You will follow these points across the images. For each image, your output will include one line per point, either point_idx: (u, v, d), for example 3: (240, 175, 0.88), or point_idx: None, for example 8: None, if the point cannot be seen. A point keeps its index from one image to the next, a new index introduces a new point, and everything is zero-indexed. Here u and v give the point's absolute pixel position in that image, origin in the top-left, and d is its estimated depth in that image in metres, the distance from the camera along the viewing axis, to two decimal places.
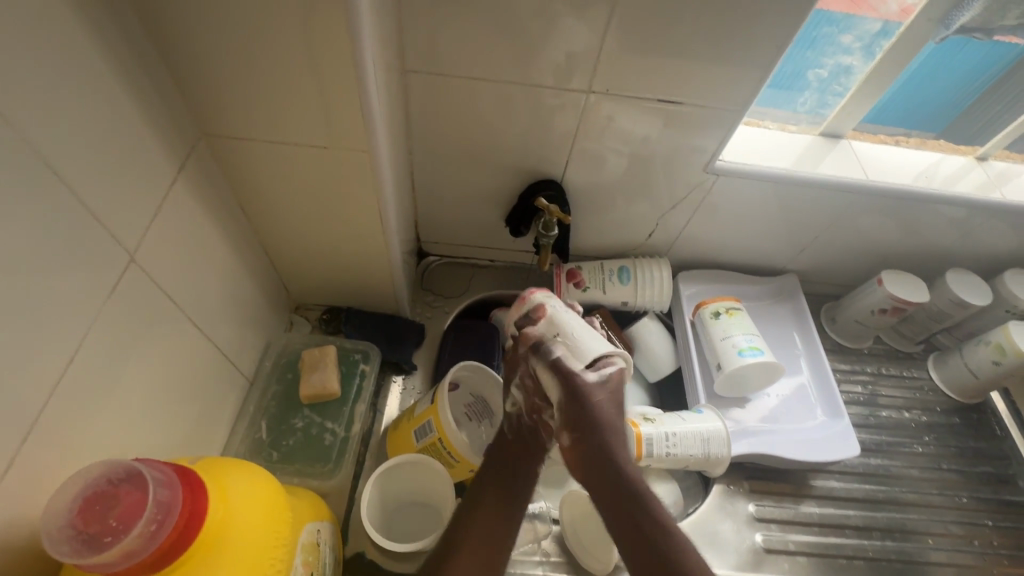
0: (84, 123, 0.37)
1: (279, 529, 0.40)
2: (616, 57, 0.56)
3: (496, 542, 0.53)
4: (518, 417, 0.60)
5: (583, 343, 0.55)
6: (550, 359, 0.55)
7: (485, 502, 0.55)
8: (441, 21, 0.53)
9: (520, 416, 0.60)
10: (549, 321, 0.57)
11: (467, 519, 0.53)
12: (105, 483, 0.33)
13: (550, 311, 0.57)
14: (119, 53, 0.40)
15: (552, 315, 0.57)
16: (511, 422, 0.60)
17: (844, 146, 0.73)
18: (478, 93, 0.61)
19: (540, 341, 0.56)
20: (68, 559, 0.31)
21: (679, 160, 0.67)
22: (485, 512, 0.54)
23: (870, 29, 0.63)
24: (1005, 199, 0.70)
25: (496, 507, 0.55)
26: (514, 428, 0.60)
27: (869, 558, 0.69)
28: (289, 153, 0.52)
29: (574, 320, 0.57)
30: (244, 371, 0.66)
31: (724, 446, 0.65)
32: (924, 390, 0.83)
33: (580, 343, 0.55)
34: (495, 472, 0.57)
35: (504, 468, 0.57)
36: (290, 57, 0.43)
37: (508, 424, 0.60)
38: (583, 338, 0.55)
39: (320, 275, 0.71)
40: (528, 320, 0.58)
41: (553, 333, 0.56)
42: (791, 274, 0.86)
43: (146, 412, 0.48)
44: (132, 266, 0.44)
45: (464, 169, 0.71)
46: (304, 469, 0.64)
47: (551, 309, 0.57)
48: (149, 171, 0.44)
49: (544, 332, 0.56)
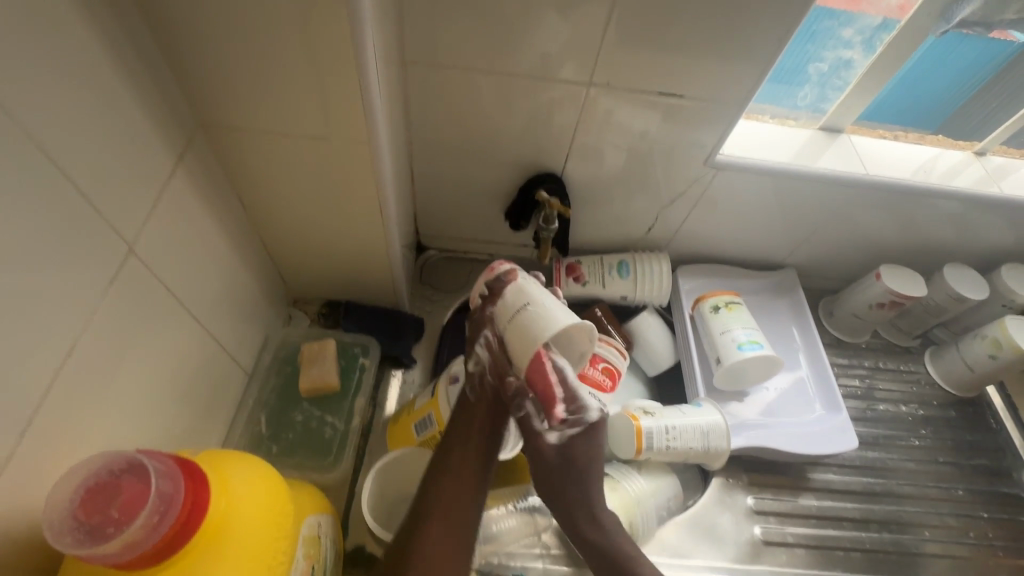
0: (82, 114, 0.37)
1: (281, 521, 0.40)
2: (617, 50, 0.56)
3: (463, 507, 0.53)
4: (480, 377, 0.57)
5: (554, 312, 0.51)
6: (518, 328, 0.51)
7: (452, 470, 0.54)
8: (442, 12, 0.53)
9: (482, 378, 0.57)
10: (520, 285, 0.53)
11: (436, 487, 0.53)
12: (107, 474, 0.33)
13: (519, 276, 0.54)
14: (116, 42, 0.39)
15: (522, 284, 0.53)
16: (472, 384, 0.58)
17: (843, 140, 0.73)
18: (477, 86, 0.60)
19: (508, 305, 0.53)
20: (70, 550, 0.31)
21: (679, 154, 0.67)
22: (454, 481, 0.53)
23: (871, 22, 0.63)
24: (1003, 193, 0.71)
25: (461, 475, 0.54)
26: (476, 391, 0.58)
27: (866, 549, 0.69)
28: (288, 145, 0.52)
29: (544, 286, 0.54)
30: (243, 365, 0.65)
31: (723, 440, 0.66)
32: (921, 383, 0.84)
33: (551, 310, 0.51)
34: (461, 436, 0.56)
35: (469, 432, 0.56)
36: (289, 47, 0.43)
37: (469, 386, 0.58)
38: (552, 311, 0.51)
39: (319, 268, 0.71)
40: (497, 286, 0.54)
41: (523, 298, 0.52)
42: (790, 269, 0.86)
43: (145, 405, 0.47)
44: (131, 258, 0.43)
45: (464, 163, 0.70)
46: (304, 463, 0.64)
47: (522, 276, 0.54)
48: (149, 162, 0.44)
49: (513, 294, 0.53)
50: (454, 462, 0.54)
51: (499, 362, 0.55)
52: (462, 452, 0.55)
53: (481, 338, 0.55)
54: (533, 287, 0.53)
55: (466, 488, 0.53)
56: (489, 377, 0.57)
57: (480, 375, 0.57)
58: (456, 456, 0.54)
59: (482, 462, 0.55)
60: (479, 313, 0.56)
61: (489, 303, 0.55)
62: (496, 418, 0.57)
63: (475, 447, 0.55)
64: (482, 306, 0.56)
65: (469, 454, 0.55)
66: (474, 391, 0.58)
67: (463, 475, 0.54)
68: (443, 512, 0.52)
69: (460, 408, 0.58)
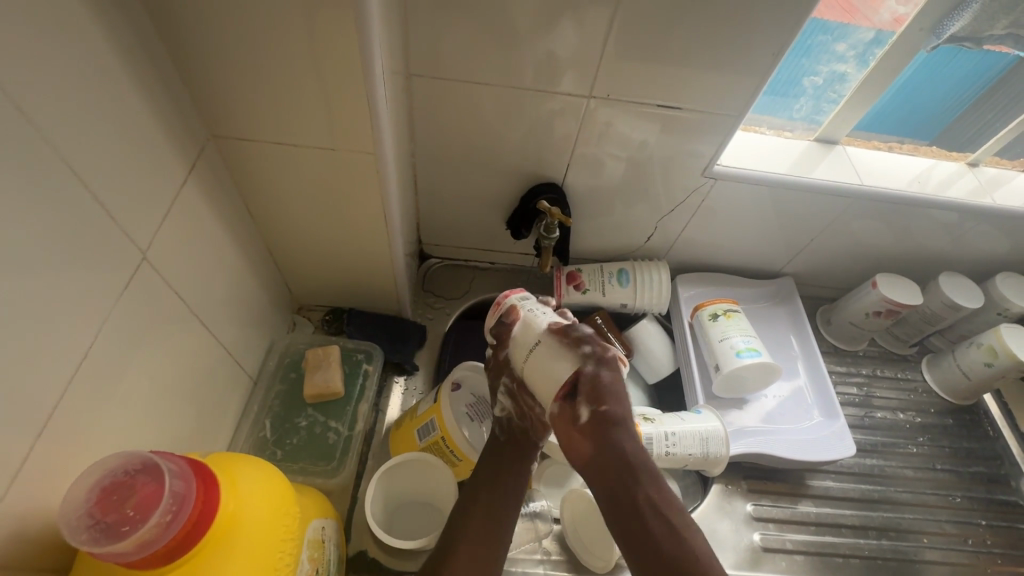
0: (99, 125, 0.38)
1: (288, 523, 0.41)
2: (617, 63, 0.57)
3: (495, 539, 0.52)
4: (509, 420, 0.58)
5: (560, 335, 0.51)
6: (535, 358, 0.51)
7: (483, 501, 0.55)
8: (446, 26, 0.54)
9: (510, 419, 0.58)
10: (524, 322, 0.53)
11: (467, 518, 0.53)
12: (122, 474, 0.34)
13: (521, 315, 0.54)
14: (133, 55, 0.40)
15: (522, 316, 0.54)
16: (502, 425, 0.59)
17: (838, 152, 0.74)
18: (480, 98, 0.62)
19: (518, 342, 0.53)
20: (85, 547, 0.32)
21: (677, 164, 0.68)
22: (483, 512, 0.54)
23: (862, 37, 0.65)
24: (996, 204, 0.72)
25: (494, 506, 0.54)
26: (505, 431, 0.59)
27: (865, 556, 0.70)
28: (295, 155, 0.53)
29: (548, 311, 0.54)
30: (249, 370, 0.66)
31: (723, 447, 0.66)
32: (918, 391, 0.84)
33: (564, 334, 0.51)
34: (494, 469, 0.57)
35: (499, 468, 0.57)
36: (299, 61, 0.44)
37: (498, 427, 0.59)
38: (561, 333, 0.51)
39: (323, 276, 0.72)
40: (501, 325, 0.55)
41: (531, 332, 0.52)
42: (787, 277, 0.87)
43: (154, 409, 0.48)
44: (144, 264, 0.44)
45: (466, 173, 0.72)
46: (308, 468, 0.65)
47: (524, 312, 0.54)
48: (162, 171, 0.45)
49: (517, 335, 0.53)
50: (486, 497, 0.55)
51: (522, 405, 0.56)
52: (495, 483, 0.56)
53: (502, 383, 0.58)
54: (537, 317, 0.53)
55: (494, 522, 0.53)
56: (516, 418, 0.58)
57: (508, 419, 0.58)
58: (489, 489, 0.55)
59: (515, 497, 0.56)
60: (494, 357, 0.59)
61: (500, 347, 0.56)
62: (525, 458, 0.58)
63: (507, 481, 0.56)
64: (495, 350, 0.58)
65: (500, 488, 0.56)
66: (503, 430, 0.59)
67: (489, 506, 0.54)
68: (473, 545, 0.51)
69: (489, 445, 0.59)
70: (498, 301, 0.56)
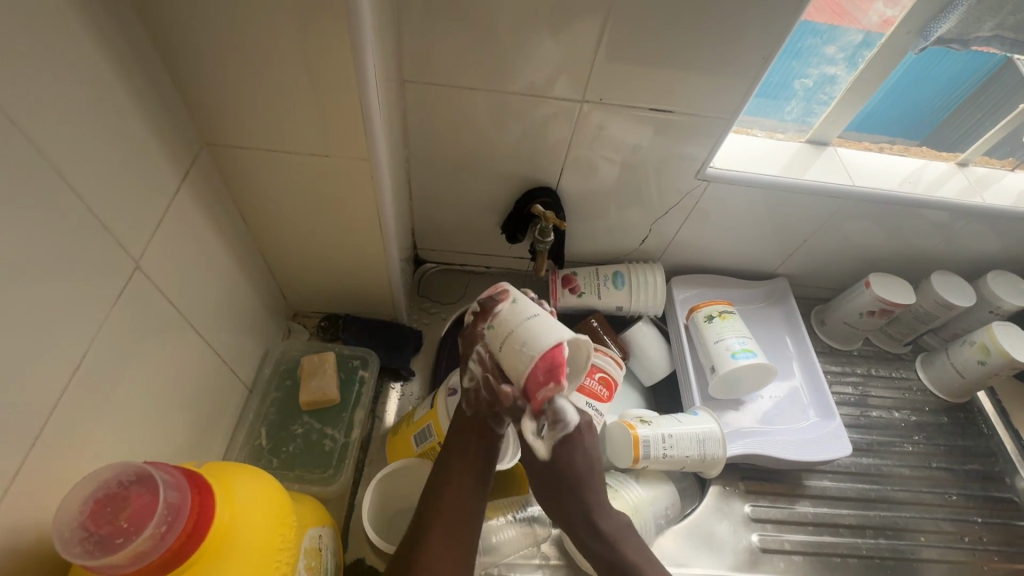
0: (91, 134, 0.38)
1: (283, 533, 0.40)
2: (610, 68, 0.58)
3: (467, 516, 0.53)
4: (476, 392, 0.57)
5: (543, 334, 0.50)
6: (515, 340, 0.51)
7: (455, 479, 0.54)
8: (438, 32, 0.55)
9: (477, 393, 0.57)
10: (513, 304, 0.54)
11: (436, 498, 0.53)
12: (115, 486, 0.34)
13: (511, 297, 0.55)
14: (125, 64, 0.40)
15: (511, 305, 0.54)
16: (470, 401, 0.58)
17: (830, 153, 0.75)
18: (474, 103, 0.62)
19: (500, 327, 0.53)
20: (79, 560, 0.31)
21: (670, 167, 0.69)
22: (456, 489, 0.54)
23: (852, 40, 0.65)
24: (986, 203, 0.73)
25: (465, 483, 0.54)
26: (473, 407, 0.58)
27: (863, 556, 0.70)
28: (289, 162, 0.53)
29: (531, 300, 0.55)
30: (244, 378, 0.66)
31: (720, 448, 0.66)
32: (913, 390, 0.85)
33: (547, 326, 0.51)
34: (461, 451, 0.56)
35: (468, 447, 0.56)
36: (291, 68, 0.44)
37: (465, 401, 0.58)
38: (546, 327, 0.51)
39: (318, 282, 0.71)
40: (489, 304, 0.55)
41: (515, 320, 0.52)
42: (781, 278, 0.87)
43: (149, 419, 0.48)
44: (137, 273, 0.44)
45: (460, 178, 0.72)
46: (304, 475, 0.65)
47: (515, 295, 0.55)
48: (155, 180, 0.45)
49: (506, 314, 0.54)
50: (455, 483, 0.54)
51: (492, 376, 0.55)
52: (463, 462, 0.55)
53: (474, 352, 0.57)
54: (519, 310, 0.53)
55: (466, 499, 0.54)
56: (483, 392, 0.57)
57: (476, 391, 0.57)
58: (457, 468, 0.55)
59: (481, 480, 0.55)
60: (472, 330, 0.58)
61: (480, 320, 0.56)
62: (491, 436, 0.57)
63: (473, 461, 0.56)
64: (473, 322, 0.57)
65: (468, 468, 0.55)
66: (470, 405, 0.58)
67: (464, 489, 0.54)
68: (447, 525, 0.52)
69: (455, 424, 0.58)
70: (499, 286, 0.56)
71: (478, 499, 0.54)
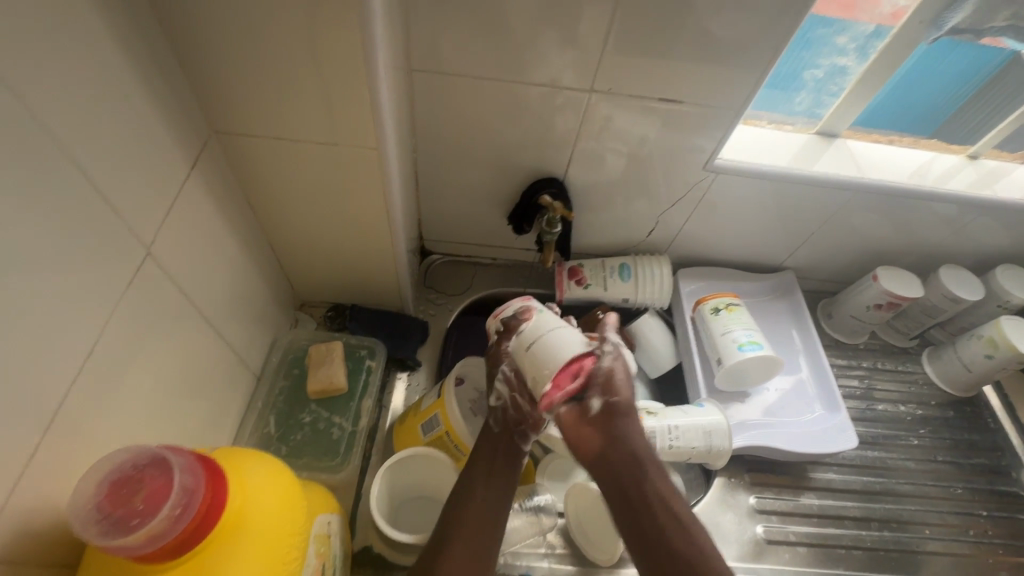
0: (101, 120, 0.38)
1: (295, 518, 0.41)
2: (619, 57, 0.57)
3: (488, 532, 0.52)
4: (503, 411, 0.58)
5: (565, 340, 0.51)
6: (540, 348, 0.51)
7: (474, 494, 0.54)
8: (447, 20, 0.54)
9: (505, 411, 0.58)
10: (539, 318, 0.54)
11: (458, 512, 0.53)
12: (131, 468, 0.34)
13: (536, 311, 0.55)
14: (135, 50, 0.40)
15: (534, 318, 0.54)
16: (496, 416, 0.59)
17: (839, 144, 0.74)
18: (482, 93, 0.62)
19: (523, 338, 0.53)
20: (95, 540, 0.32)
21: (678, 159, 0.69)
22: (476, 503, 0.54)
23: (864, 30, 0.64)
24: (996, 196, 0.72)
25: (485, 499, 0.54)
26: (499, 422, 0.59)
27: (868, 548, 0.70)
28: (298, 151, 0.53)
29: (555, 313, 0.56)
30: (252, 367, 0.66)
31: (726, 440, 0.66)
32: (919, 383, 0.85)
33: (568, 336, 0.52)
34: (485, 465, 0.56)
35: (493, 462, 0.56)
36: (300, 55, 0.44)
37: (492, 418, 0.59)
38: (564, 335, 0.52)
39: (325, 272, 0.72)
40: (512, 321, 0.56)
41: (538, 329, 0.52)
42: (789, 271, 0.87)
43: (159, 406, 0.48)
44: (148, 260, 0.44)
45: (467, 169, 0.72)
46: (312, 463, 0.65)
47: (538, 310, 0.56)
48: (165, 167, 0.45)
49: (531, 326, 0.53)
50: (477, 497, 0.54)
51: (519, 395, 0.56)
52: (487, 479, 0.55)
53: (501, 371, 0.58)
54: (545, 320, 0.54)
55: (487, 513, 0.53)
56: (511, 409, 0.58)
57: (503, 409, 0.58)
58: (480, 481, 0.55)
59: (506, 492, 0.55)
60: (495, 348, 0.59)
61: (505, 339, 0.57)
62: (519, 451, 0.58)
63: (498, 475, 0.56)
64: (499, 341, 0.58)
65: (492, 484, 0.55)
66: (497, 421, 0.59)
67: (484, 502, 0.54)
68: (468, 538, 0.51)
69: (482, 438, 0.59)
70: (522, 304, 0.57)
71: (500, 513, 0.54)
